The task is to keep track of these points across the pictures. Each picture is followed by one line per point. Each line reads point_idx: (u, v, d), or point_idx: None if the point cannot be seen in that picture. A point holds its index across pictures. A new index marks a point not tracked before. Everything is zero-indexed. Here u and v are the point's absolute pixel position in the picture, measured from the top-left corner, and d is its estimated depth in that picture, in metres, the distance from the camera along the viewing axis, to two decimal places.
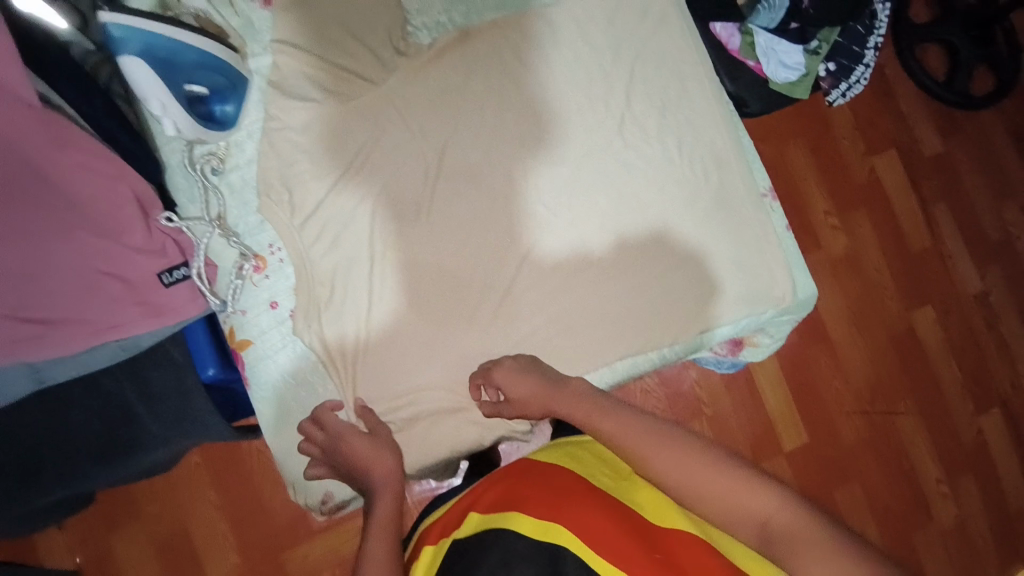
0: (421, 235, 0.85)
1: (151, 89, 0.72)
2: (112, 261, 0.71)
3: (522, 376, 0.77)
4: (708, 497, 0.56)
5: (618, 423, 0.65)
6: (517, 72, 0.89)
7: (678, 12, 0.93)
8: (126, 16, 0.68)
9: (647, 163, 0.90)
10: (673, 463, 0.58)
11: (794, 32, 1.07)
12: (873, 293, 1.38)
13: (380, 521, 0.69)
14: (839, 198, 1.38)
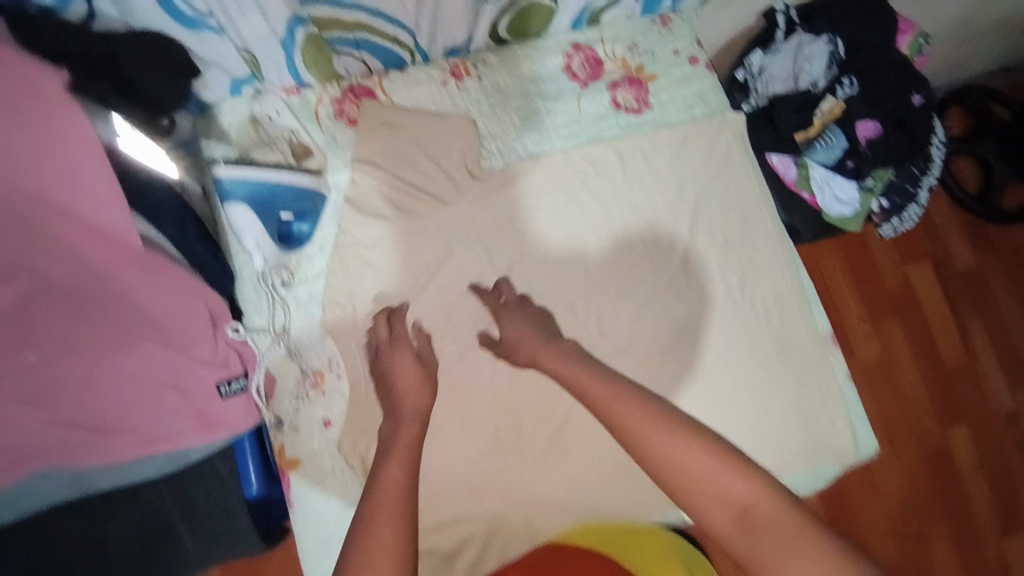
0: (480, 360, 0.86)
1: (251, 229, 0.78)
2: (173, 371, 0.65)
3: (524, 314, 0.80)
4: (700, 483, 0.54)
5: (623, 402, 0.62)
6: (582, 199, 0.91)
7: (744, 152, 0.94)
8: (236, 170, 0.76)
9: (710, 301, 0.90)
10: (672, 450, 0.56)
11: (850, 170, 1.08)
12: (905, 407, 1.34)
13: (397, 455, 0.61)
14: (871, 303, 1.37)
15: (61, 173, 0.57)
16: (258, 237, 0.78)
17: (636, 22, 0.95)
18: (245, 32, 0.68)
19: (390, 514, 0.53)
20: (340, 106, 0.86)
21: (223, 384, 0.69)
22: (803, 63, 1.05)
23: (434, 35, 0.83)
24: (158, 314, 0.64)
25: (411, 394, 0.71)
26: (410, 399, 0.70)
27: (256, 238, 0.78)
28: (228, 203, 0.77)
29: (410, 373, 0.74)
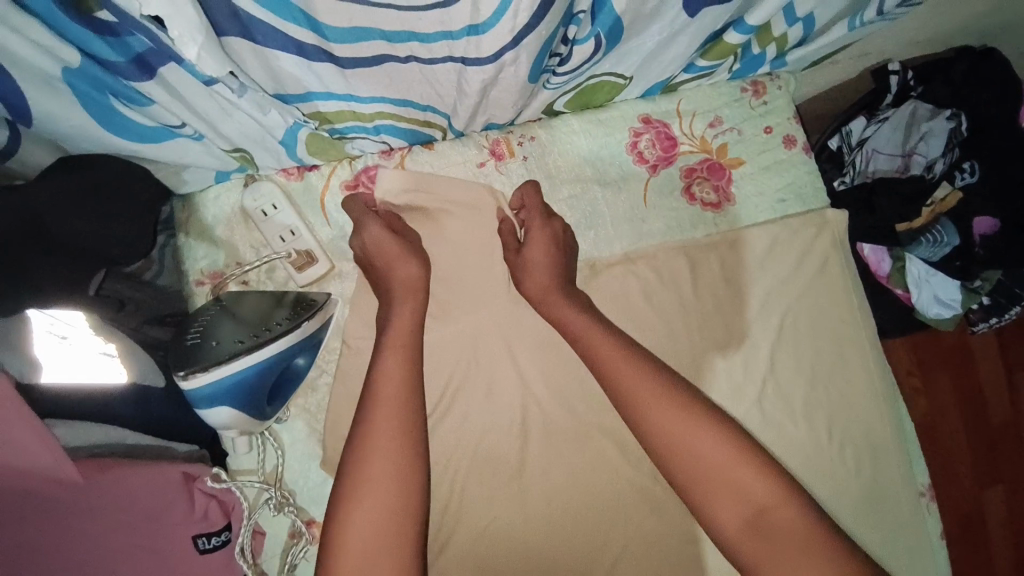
0: (512, 507, 0.71)
1: (226, 421, 0.57)
2: (133, 540, 0.50)
3: (548, 234, 0.68)
4: (701, 472, 0.56)
5: (636, 378, 0.60)
6: (640, 308, 0.74)
7: (841, 259, 0.77)
8: (206, 372, 0.53)
9: (791, 446, 0.75)
10: (681, 431, 0.58)
11: (957, 271, 0.90)
12: (948, 471, 1.22)
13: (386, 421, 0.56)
14: (928, 365, 1.22)
15: None
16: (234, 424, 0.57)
17: (722, 90, 0.76)
18: (232, 137, 0.52)
19: (375, 525, 0.51)
20: (352, 194, 0.69)
21: (202, 540, 0.55)
22: (917, 139, 0.87)
23: (474, 116, 0.65)
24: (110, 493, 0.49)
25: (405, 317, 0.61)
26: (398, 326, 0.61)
27: (228, 424, 0.57)
28: (203, 411, 0.56)
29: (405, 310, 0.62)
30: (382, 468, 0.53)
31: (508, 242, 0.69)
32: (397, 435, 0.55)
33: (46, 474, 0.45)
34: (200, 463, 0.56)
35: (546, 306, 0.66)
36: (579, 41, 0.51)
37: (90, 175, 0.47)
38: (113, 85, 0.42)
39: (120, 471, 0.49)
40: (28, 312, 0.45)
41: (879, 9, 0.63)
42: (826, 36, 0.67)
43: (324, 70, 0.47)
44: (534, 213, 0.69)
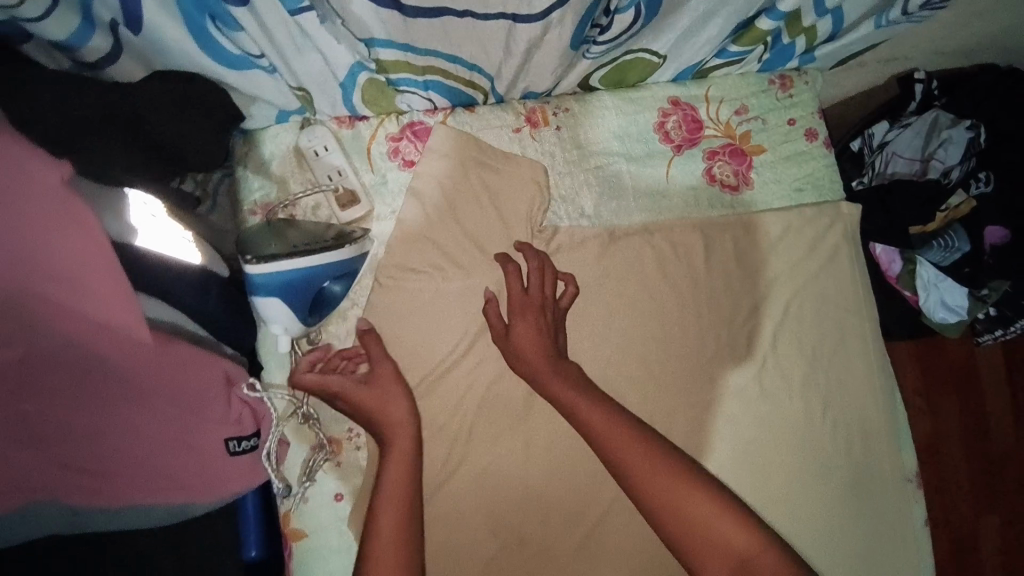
0: (515, 449, 0.76)
1: (277, 316, 0.65)
2: (181, 431, 0.58)
3: (529, 315, 0.70)
4: (688, 527, 0.60)
5: (625, 440, 0.64)
6: (653, 278, 0.79)
7: (851, 250, 0.81)
8: (267, 263, 0.61)
9: (784, 421, 0.79)
10: (670, 494, 0.61)
11: (965, 277, 0.91)
12: (943, 486, 1.24)
13: (389, 491, 0.61)
14: (933, 380, 1.24)
15: (51, 248, 0.45)
16: (282, 318, 0.65)
17: (750, 80, 0.80)
18: (300, 75, 0.59)
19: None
20: (396, 145, 0.75)
21: (233, 442, 0.62)
22: (937, 146, 0.91)
23: (516, 80, 0.70)
24: (165, 374, 0.54)
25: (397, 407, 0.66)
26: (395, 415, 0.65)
27: (277, 316, 0.65)
28: (257, 297, 0.63)
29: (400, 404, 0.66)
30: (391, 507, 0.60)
31: (493, 322, 0.72)
32: (399, 507, 0.60)
33: (124, 335, 0.50)
34: (242, 368, 0.64)
35: (537, 385, 0.69)
36: (620, 10, 0.55)
37: (182, 86, 0.54)
38: (211, 5, 0.48)
39: (180, 353, 0.54)
40: (124, 189, 0.51)
41: (903, 10, 0.67)
42: (853, 33, 0.72)
43: (389, 16, 0.52)
44: (513, 297, 0.71)
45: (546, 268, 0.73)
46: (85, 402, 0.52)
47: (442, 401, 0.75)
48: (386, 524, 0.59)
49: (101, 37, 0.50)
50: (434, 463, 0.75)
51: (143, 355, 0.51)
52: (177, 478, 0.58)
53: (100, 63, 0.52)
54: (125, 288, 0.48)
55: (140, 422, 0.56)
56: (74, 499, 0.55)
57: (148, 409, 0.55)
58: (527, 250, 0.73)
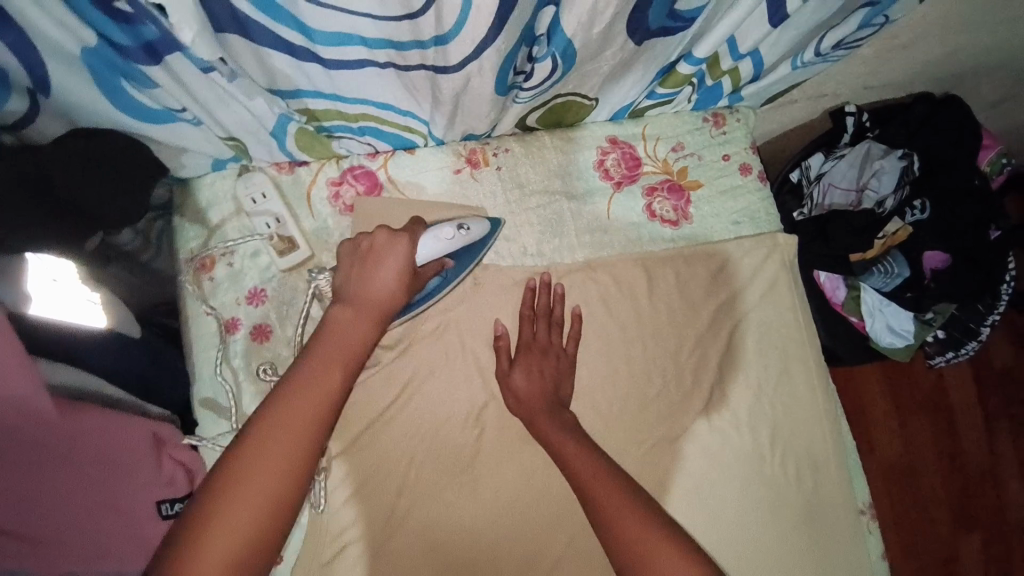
0: (464, 495, 0.75)
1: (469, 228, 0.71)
2: (108, 495, 0.55)
3: (532, 358, 0.75)
4: (631, 550, 0.58)
5: (585, 464, 0.66)
6: (599, 315, 0.80)
7: (790, 281, 0.83)
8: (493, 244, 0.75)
9: (733, 455, 0.79)
10: (623, 516, 0.60)
11: (909, 302, 0.95)
12: (916, 508, 1.23)
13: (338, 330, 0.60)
14: (896, 399, 1.25)
15: None
16: (454, 244, 0.70)
17: (685, 119, 0.83)
18: (227, 126, 0.59)
19: (293, 429, 0.54)
20: (336, 190, 0.75)
21: (166, 504, 0.60)
22: (870, 176, 0.93)
23: (452, 124, 0.71)
24: (82, 441, 0.53)
25: (388, 279, 0.63)
26: (379, 287, 0.63)
27: (454, 232, 0.70)
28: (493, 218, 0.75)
29: (391, 273, 0.63)
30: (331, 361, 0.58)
31: (500, 360, 0.75)
32: (345, 372, 0.58)
33: (20, 407, 0.48)
34: (169, 426, 0.63)
35: (538, 428, 0.71)
36: (538, 59, 0.56)
37: (101, 142, 0.54)
38: (124, 68, 0.49)
39: (93, 418, 0.53)
40: (26, 255, 0.50)
41: (816, 50, 0.70)
42: (773, 73, 0.74)
43: (311, 70, 0.53)
44: (523, 339, 0.76)
45: (553, 310, 0.77)
46: (10, 475, 0.49)
47: (389, 448, 0.74)
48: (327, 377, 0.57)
49: (16, 100, 0.50)
50: (380, 512, 0.73)
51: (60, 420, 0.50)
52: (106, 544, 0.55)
53: (17, 123, 0.52)
54: (23, 361, 0.47)
55: (65, 488, 0.52)
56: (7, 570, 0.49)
57: (72, 474, 0.53)
58: (544, 291, 0.76)
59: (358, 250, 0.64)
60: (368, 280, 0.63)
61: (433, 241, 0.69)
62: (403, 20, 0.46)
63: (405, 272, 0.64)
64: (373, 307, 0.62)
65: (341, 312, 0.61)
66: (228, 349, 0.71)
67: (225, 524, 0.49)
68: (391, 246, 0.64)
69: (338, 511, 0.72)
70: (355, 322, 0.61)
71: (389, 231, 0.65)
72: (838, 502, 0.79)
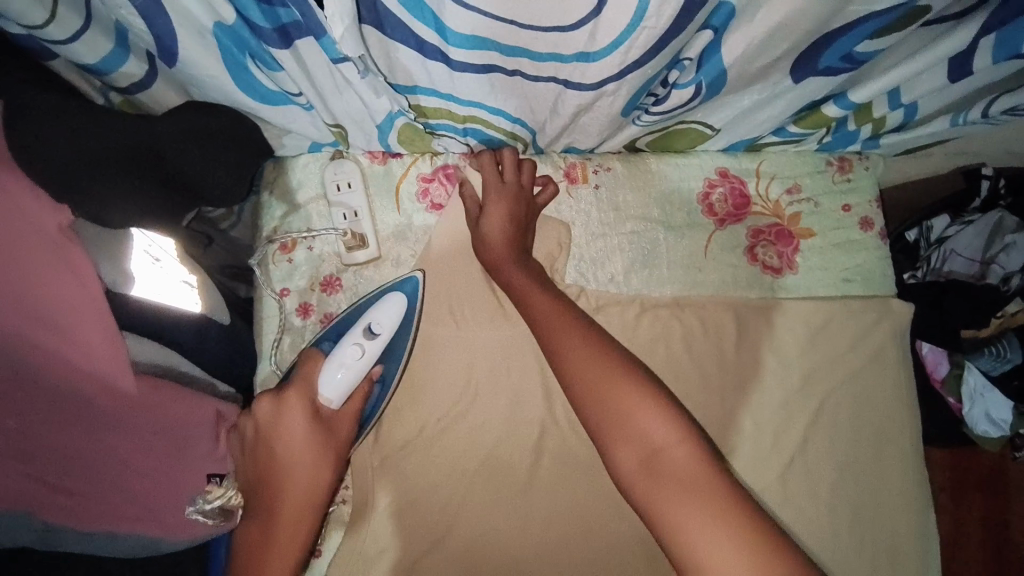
0: (510, 522, 0.71)
1: (378, 321, 0.65)
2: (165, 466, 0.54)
3: (506, 203, 0.68)
4: (605, 408, 0.57)
5: (598, 363, 0.59)
6: (682, 359, 0.74)
7: (895, 353, 0.75)
8: (417, 298, 0.68)
9: (803, 529, 0.72)
10: (600, 372, 0.58)
11: (1014, 390, 0.85)
12: None
13: (276, 460, 0.61)
14: (979, 490, 1.14)
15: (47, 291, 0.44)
16: (362, 363, 0.64)
17: (807, 159, 0.76)
18: (337, 113, 0.56)
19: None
20: (426, 186, 0.72)
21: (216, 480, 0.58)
22: (999, 249, 0.82)
23: (559, 135, 0.66)
24: (149, 415, 0.51)
25: (303, 478, 0.62)
26: (291, 484, 0.61)
27: (357, 352, 0.63)
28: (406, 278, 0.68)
29: (299, 448, 0.61)
30: (293, 463, 0.61)
31: (471, 207, 0.70)
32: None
33: (103, 383, 0.48)
34: (231, 403, 0.62)
35: (498, 272, 0.68)
36: (679, 85, 0.51)
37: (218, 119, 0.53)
38: (252, 46, 0.46)
39: (174, 395, 0.53)
40: (130, 230, 0.52)
41: (982, 112, 0.62)
42: (926, 126, 0.67)
43: (436, 68, 0.49)
44: (488, 181, 0.68)
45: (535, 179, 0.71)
46: (89, 429, 0.48)
47: (438, 461, 0.71)
48: (296, 476, 0.62)
49: (133, 62, 0.49)
50: (418, 526, 0.70)
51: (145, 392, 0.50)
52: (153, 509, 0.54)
53: (130, 87, 0.52)
54: (114, 335, 0.46)
55: (124, 451, 0.51)
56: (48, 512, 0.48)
57: (128, 445, 0.51)
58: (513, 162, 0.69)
59: (248, 443, 0.61)
60: (283, 484, 0.61)
61: (340, 370, 0.63)
62: (552, 32, 0.42)
63: (311, 434, 0.62)
64: (285, 520, 0.61)
65: (250, 532, 0.60)
66: (294, 335, 0.69)
67: None
68: (280, 423, 0.61)
69: (382, 520, 0.70)
70: (270, 549, 0.60)
71: (272, 400, 0.61)
72: None
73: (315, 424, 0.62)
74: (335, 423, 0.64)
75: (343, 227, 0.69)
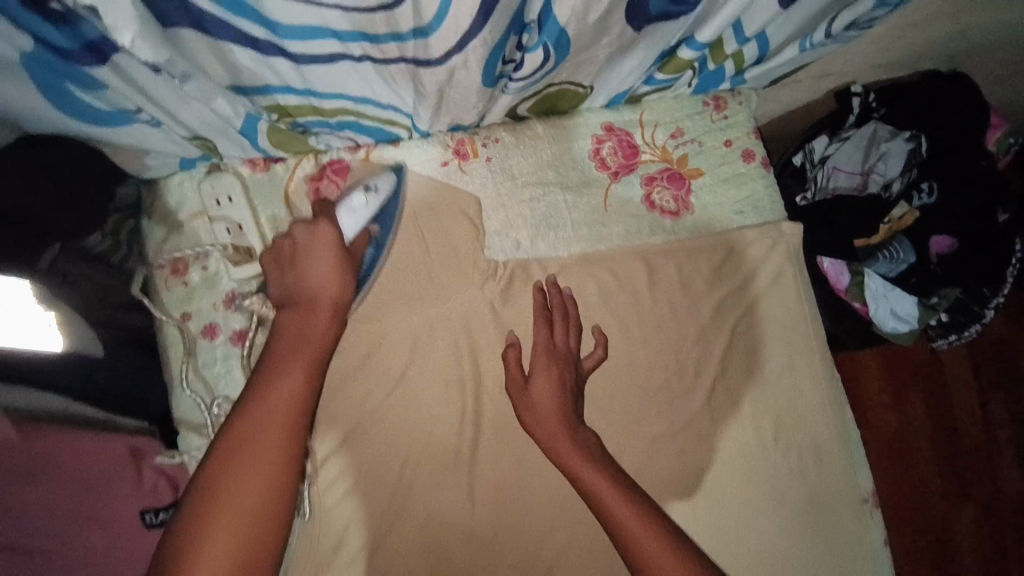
0: (459, 496, 0.73)
1: (381, 181, 0.69)
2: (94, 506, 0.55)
3: (550, 370, 0.70)
4: (606, 512, 0.63)
5: (633, 515, 0.62)
6: (598, 311, 0.77)
7: (795, 272, 0.80)
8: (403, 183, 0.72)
9: (732, 447, 0.78)
10: (608, 497, 0.63)
11: (913, 287, 0.92)
12: (921, 496, 1.20)
13: (313, 254, 0.63)
14: (900, 386, 1.23)
15: None
16: (370, 210, 0.68)
17: (684, 103, 0.79)
18: (190, 124, 0.55)
19: (268, 446, 0.53)
20: (316, 186, 0.71)
21: (148, 514, 0.57)
22: (876, 159, 0.90)
23: (438, 116, 0.67)
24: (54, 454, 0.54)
25: (329, 276, 0.62)
26: (321, 283, 0.62)
27: (365, 199, 0.68)
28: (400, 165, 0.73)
29: (329, 259, 0.63)
30: (319, 259, 0.63)
31: (513, 371, 0.71)
32: (309, 373, 0.58)
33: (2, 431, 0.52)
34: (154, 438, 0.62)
35: (547, 449, 0.68)
36: (528, 49, 0.52)
37: (42, 151, 0.53)
38: (67, 71, 0.46)
39: (60, 439, 0.54)
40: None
41: (825, 32, 0.67)
42: (780, 55, 0.71)
43: (279, 65, 0.49)
44: (538, 343, 0.72)
45: (569, 315, 0.74)
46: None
47: (377, 448, 0.72)
48: (322, 265, 0.62)
49: None
50: (372, 518, 0.71)
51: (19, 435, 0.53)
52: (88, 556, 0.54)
53: None
54: None
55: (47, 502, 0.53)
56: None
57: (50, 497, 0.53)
58: (554, 292, 0.74)
59: (283, 253, 0.64)
60: (308, 284, 0.62)
61: (349, 214, 0.67)
62: (378, 12, 0.43)
63: (340, 253, 0.63)
64: (323, 307, 0.61)
65: (292, 315, 0.61)
66: (203, 355, 0.68)
67: (264, 405, 0.55)
68: (318, 238, 0.64)
69: (334, 517, 0.71)
70: (302, 331, 0.60)
71: (305, 224, 0.65)
72: (841, 493, 0.79)
73: (341, 248, 0.64)
74: (354, 254, 0.66)
75: (227, 241, 0.68)
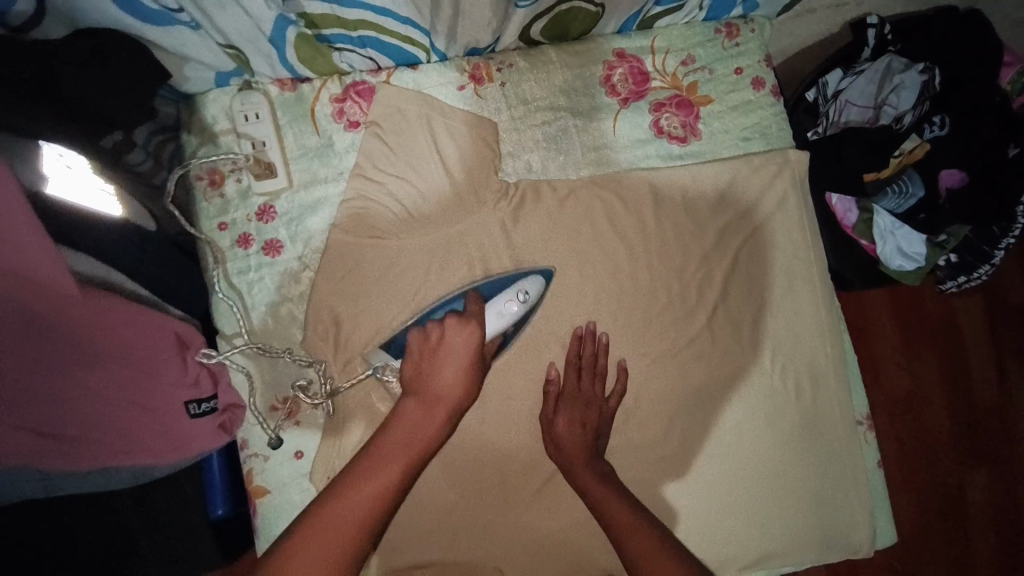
0: (470, 403, 0.78)
1: (529, 285, 0.75)
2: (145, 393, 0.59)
3: (576, 406, 0.74)
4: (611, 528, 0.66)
5: (630, 524, 0.65)
6: (605, 233, 0.80)
7: (799, 198, 0.82)
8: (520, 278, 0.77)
9: (731, 365, 0.81)
10: (610, 508, 0.67)
11: (922, 223, 0.92)
12: (927, 447, 1.20)
13: (444, 349, 0.65)
14: (911, 338, 1.22)
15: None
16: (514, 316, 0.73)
17: (697, 30, 0.81)
18: (224, 31, 0.61)
19: (348, 524, 0.54)
20: (340, 107, 0.75)
21: (193, 404, 0.64)
22: (889, 91, 0.90)
23: (454, 35, 0.71)
24: (111, 333, 0.54)
25: (451, 376, 0.64)
26: (448, 384, 0.64)
27: (514, 304, 0.73)
28: (547, 269, 0.78)
29: (459, 367, 0.64)
30: (448, 370, 0.64)
31: (545, 403, 0.76)
32: (408, 464, 0.59)
33: (55, 300, 0.49)
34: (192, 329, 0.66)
35: (570, 472, 0.71)
36: None
37: (90, 40, 0.56)
38: None
39: (122, 317, 0.55)
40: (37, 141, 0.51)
41: None
42: None
43: None
44: (567, 386, 0.76)
45: (598, 364, 0.77)
46: (47, 376, 0.51)
47: None
48: (449, 368, 0.64)
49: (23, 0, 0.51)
50: None
51: (98, 319, 0.52)
52: (138, 436, 0.58)
53: (24, 26, 0.54)
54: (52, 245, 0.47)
55: (99, 385, 0.55)
56: (47, 463, 0.53)
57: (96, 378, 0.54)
58: (588, 340, 0.77)
59: (422, 343, 0.66)
60: (432, 378, 0.64)
61: (497, 316, 0.72)
62: None
63: (474, 357, 0.66)
64: (444, 406, 0.63)
65: (415, 408, 0.63)
66: (236, 260, 0.74)
67: (364, 483, 0.57)
68: (456, 339, 0.66)
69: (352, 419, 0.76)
70: (422, 424, 0.62)
71: (458, 322, 0.67)
72: (836, 414, 0.82)
73: (476, 360, 0.66)
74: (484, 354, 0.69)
75: (251, 154, 0.73)
